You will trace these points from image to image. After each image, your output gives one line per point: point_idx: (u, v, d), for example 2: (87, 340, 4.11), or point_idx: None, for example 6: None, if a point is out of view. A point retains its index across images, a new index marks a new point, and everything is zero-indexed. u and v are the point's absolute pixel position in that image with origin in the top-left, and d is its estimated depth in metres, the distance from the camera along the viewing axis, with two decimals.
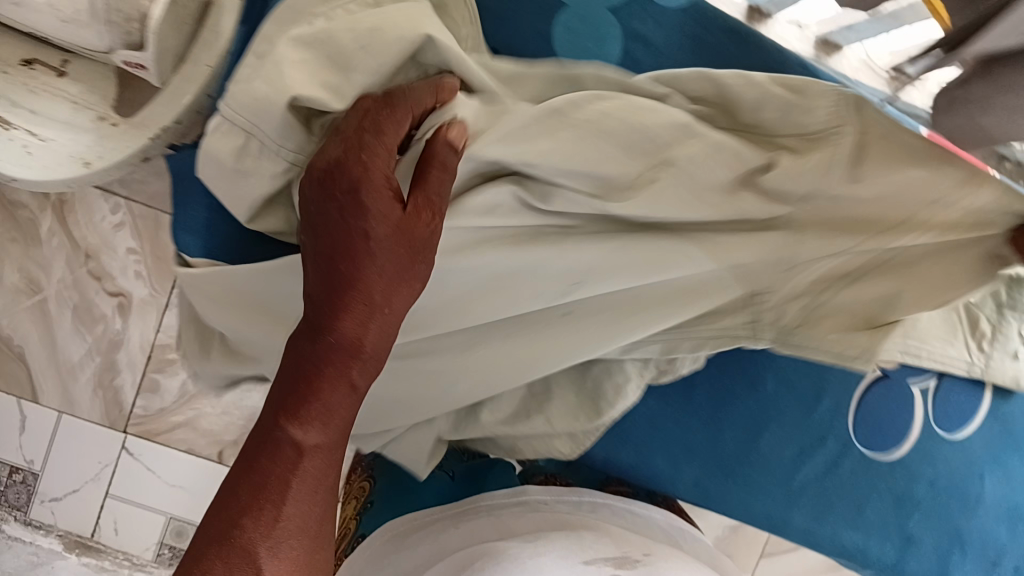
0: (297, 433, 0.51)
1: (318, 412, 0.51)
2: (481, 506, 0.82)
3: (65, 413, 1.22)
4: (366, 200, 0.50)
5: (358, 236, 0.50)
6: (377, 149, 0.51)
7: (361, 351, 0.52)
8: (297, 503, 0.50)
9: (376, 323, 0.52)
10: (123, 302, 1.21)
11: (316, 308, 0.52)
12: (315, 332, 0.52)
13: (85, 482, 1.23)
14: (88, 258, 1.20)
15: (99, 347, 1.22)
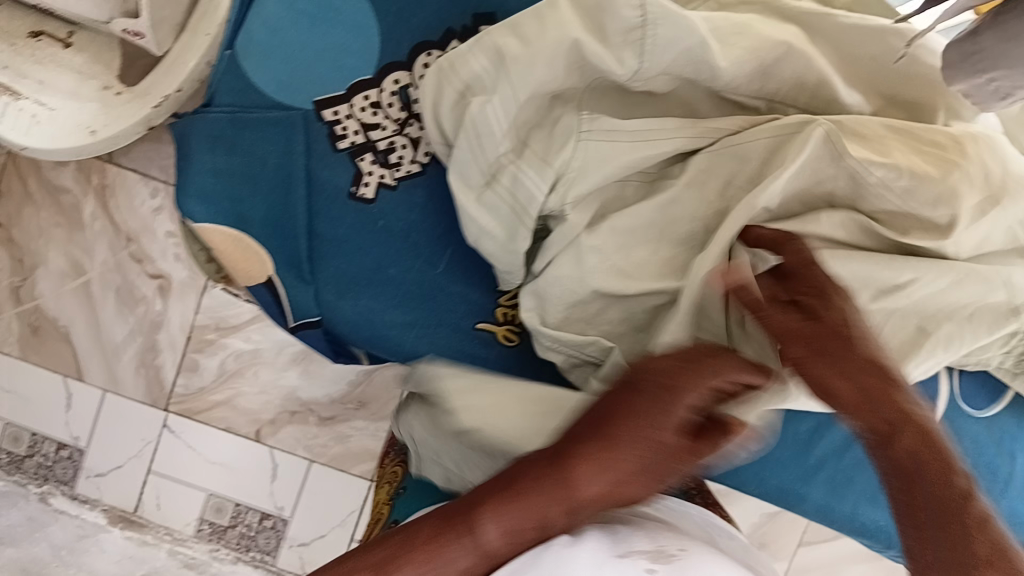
0: (490, 530, 0.54)
1: (512, 517, 0.54)
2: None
3: (109, 391, 1.26)
4: (666, 421, 0.55)
5: (630, 423, 0.56)
6: (694, 390, 0.56)
7: (570, 503, 0.55)
8: (462, 558, 0.54)
9: (571, 502, 0.55)
10: (163, 284, 1.24)
11: (543, 475, 0.56)
12: (536, 482, 0.55)
13: (128, 458, 1.27)
14: (129, 241, 1.24)
15: (141, 328, 1.25)
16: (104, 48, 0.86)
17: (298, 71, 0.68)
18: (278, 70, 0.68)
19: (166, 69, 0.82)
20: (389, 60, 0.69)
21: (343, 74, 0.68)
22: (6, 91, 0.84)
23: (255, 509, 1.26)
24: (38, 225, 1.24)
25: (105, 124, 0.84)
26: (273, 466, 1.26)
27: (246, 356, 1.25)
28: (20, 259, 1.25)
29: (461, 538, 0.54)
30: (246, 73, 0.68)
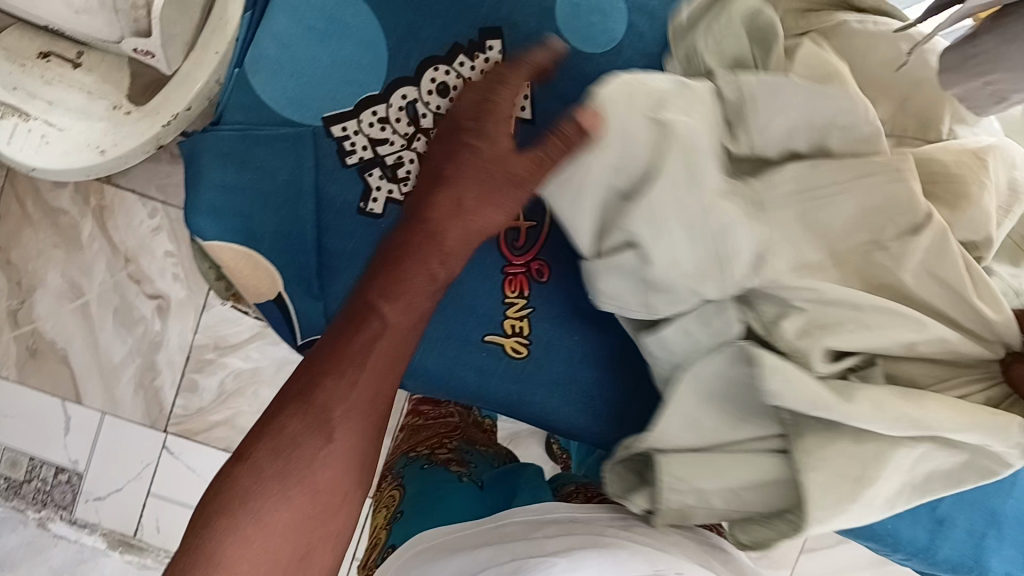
0: (336, 389, 0.48)
1: (405, 293, 0.50)
2: (509, 525, 0.65)
3: (108, 413, 1.25)
4: (485, 129, 0.50)
5: (477, 150, 0.50)
6: (508, 102, 0.51)
7: (395, 335, 0.50)
8: (367, 379, 0.49)
9: (410, 311, 0.50)
10: (161, 304, 1.24)
11: (408, 232, 0.51)
12: (412, 245, 0.50)
13: (128, 480, 1.26)
14: (127, 262, 1.23)
15: (140, 348, 1.25)
16: (113, 68, 0.85)
17: (308, 86, 0.68)
18: (286, 84, 0.68)
19: (175, 86, 0.79)
20: (396, 76, 0.68)
21: (351, 90, 0.68)
22: (17, 114, 0.83)
23: None
24: (36, 246, 1.24)
25: (115, 143, 0.82)
26: None
27: (245, 375, 1.24)
28: (17, 280, 1.24)
29: (369, 319, 0.49)
30: (254, 87, 0.68)
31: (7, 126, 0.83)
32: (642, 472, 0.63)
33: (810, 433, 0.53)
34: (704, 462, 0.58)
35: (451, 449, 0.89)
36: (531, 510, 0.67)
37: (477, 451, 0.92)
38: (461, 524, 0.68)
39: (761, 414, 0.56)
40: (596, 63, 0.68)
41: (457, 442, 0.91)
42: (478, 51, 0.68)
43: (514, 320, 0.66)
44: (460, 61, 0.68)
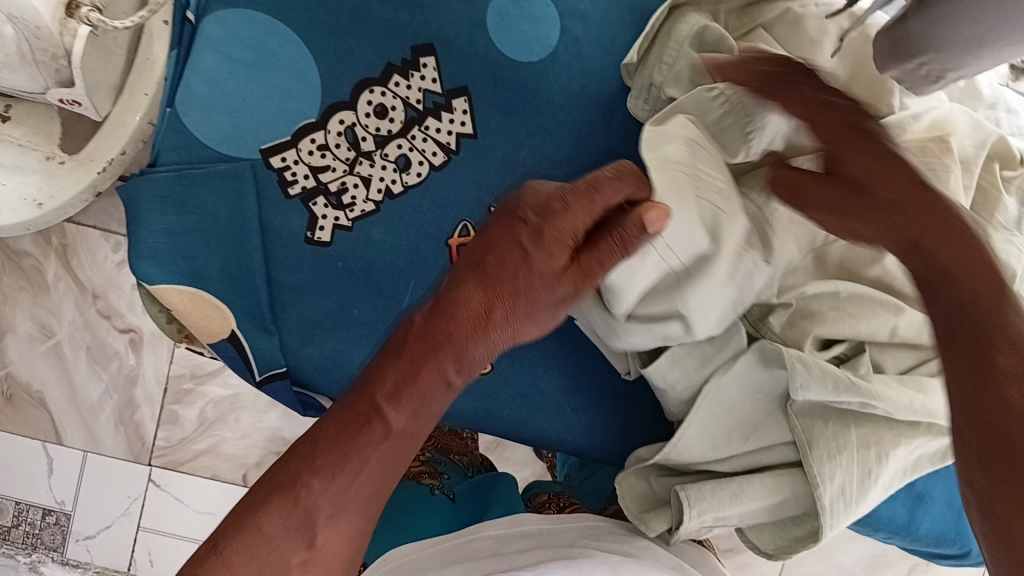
0: (321, 489, 0.44)
1: (411, 396, 0.47)
2: (479, 540, 0.69)
3: (90, 452, 1.24)
4: (537, 254, 0.48)
5: (524, 270, 0.48)
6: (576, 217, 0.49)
7: (409, 436, 0.47)
8: (362, 474, 0.45)
9: (417, 412, 0.47)
10: (134, 337, 1.23)
11: (440, 333, 0.47)
12: (438, 345, 0.47)
13: (116, 516, 1.25)
14: (95, 299, 1.22)
15: (116, 385, 1.24)
16: (43, 118, 0.79)
17: (241, 121, 0.68)
18: (219, 121, 0.68)
19: (108, 131, 0.79)
20: (332, 101, 0.69)
21: (287, 121, 0.69)
22: None
23: None
24: (2, 291, 1.22)
25: (54, 195, 0.81)
26: None
27: (225, 402, 1.24)
28: None
29: (370, 422, 0.46)
30: (187, 127, 0.67)
31: None
32: (657, 491, 0.62)
33: (821, 444, 0.55)
34: (725, 484, 0.57)
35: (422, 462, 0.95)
36: (500, 525, 0.71)
37: (449, 461, 0.98)
38: (433, 540, 0.72)
39: (774, 424, 0.58)
40: (531, 71, 0.69)
41: (428, 453, 0.97)
42: (412, 70, 0.69)
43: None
44: (393, 82, 0.69)
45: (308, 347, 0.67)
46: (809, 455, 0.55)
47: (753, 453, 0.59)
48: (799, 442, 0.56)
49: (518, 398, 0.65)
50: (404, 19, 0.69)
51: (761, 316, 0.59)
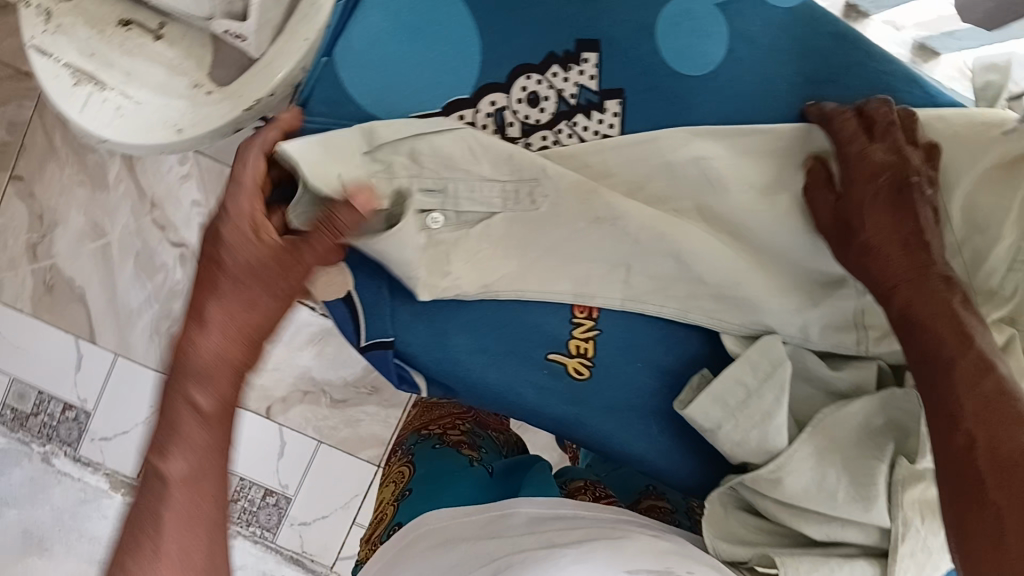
0: (171, 466, 0.49)
1: (181, 445, 0.50)
2: (513, 516, 0.70)
3: (120, 356, 1.24)
4: (275, 284, 0.53)
5: (242, 317, 0.53)
6: (237, 182, 0.52)
7: (204, 493, 0.50)
8: (170, 550, 0.47)
9: (190, 450, 0.50)
10: (184, 253, 1.22)
11: (160, 423, 0.52)
12: (182, 408, 0.51)
13: (134, 424, 1.25)
14: (153, 207, 1.21)
15: (158, 296, 1.23)
16: (198, 41, 0.69)
17: (394, 84, 0.63)
18: (373, 78, 0.62)
19: (254, 72, 0.64)
20: (486, 81, 0.64)
21: (439, 93, 0.64)
22: (92, 81, 0.67)
23: (260, 484, 1.28)
24: (60, 181, 1.21)
25: (194, 123, 0.65)
26: (281, 445, 1.28)
27: None
28: (39, 214, 1.22)
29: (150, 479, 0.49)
30: (341, 82, 0.62)
31: (81, 96, 0.67)
32: (730, 529, 0.60)
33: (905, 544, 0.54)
34: (817, 564, 0.55)
35: (463, 431, 0.89)
36: (535, 504, 0.71)
37: (489, 435, 0.91)
38: (468, 513, 0.72)
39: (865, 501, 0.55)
40: (691, 83, 0.64)
41: (470, 423, 0.91)
42: (573, 64, 0.64)
43: (580, 341, 0.63)
44: (551, 72, 0.64)
45: (409, 312, 0.62)
46: (897, 548, 0.54)
47: (843, 525, 0.57)
48: (894, 530, 0.54)
49: (609, 409, 0.63)
50: (573, 13, 0.64)
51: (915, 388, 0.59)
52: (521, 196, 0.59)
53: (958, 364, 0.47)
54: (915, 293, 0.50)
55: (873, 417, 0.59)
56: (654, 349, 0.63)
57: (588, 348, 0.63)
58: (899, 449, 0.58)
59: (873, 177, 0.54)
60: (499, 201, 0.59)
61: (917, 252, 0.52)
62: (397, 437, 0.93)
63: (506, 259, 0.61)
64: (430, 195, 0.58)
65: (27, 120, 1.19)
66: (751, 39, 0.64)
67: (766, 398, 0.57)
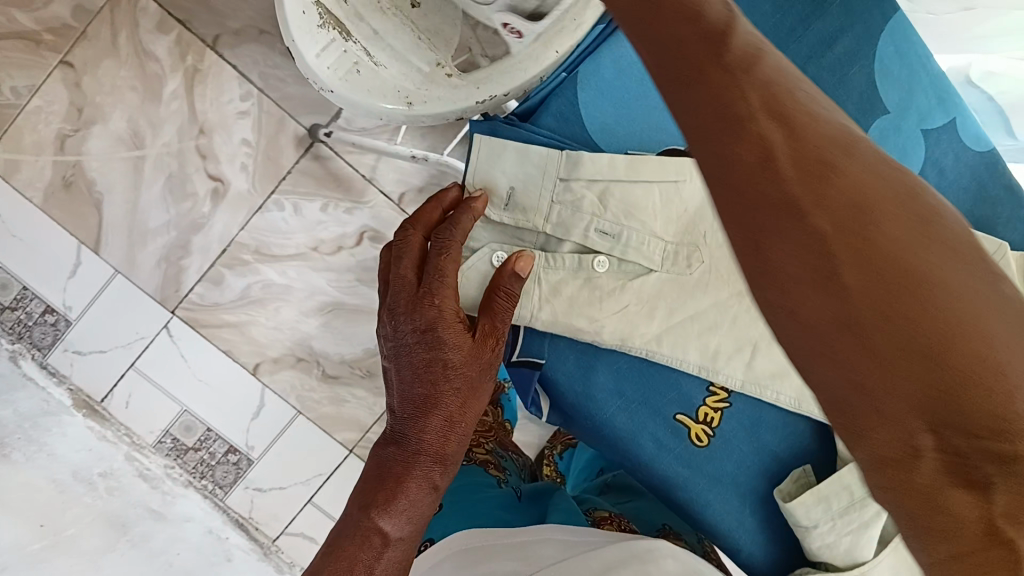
0: (386, 525, 0.54)
1: (404, 509, 0.55)
2: (544, 543, 0.70)
3: (121, 273, 1.19)
4: (481, 353, 0.57)
5: (456, 398, 0.57)
6: (444, 273, 0.57)
7: (411, 533, 0.56)
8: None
9: (408, 517, 0.55)
10: (219, 188, 1.17)
11: (377, 482, 0.56)
12: (406, 471, 0.57)
13: (114, 346, 1.21)
14: (201, 134, 1.16)
15: (178, 223, 1.18)
16: (450, 16, 0.69)
17: (623, 122, 0.70)
18: (605, 108, 0.69)
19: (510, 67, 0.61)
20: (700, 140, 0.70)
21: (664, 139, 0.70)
22: (339, 29, 0.62)
23: (224, 440, 1.24)
24: (111, 80, 1.15)
25: (428, 100, 0.62)
26: (257, 405, 1.23)
27: (274, 288, 1.20)
28: (78, 107, 1.15)
29: (370, 535, 0.53)
30: (578, 101, 0.68)
31: (324, 38, 0.61)
32: None
33: None
34: None
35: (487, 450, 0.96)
36: (566, 532, 0.73)
37: (507, 457, 0.99)
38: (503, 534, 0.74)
39: None
40: None
41: (491, 442, 0.99)
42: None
43: (710, 409, 0.61)
44: None
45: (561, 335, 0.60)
46: None
47: None
48: None
49: (714, 480, 0.61)
50: None
51: None
52: (679, 258, 0.59)
53: (920, 236, 0.35)
54: (876, 276, 0.34)
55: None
56: (774, 438, 0.61)
57: (715, 417, 0.61)
58: None
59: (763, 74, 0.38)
60: (659, 259, 0.58)
61: (767, 91, 0.38)
62: None
63: (648, 315, 0.58)
64: (604, 237, 0.58)
65: (96, 8, 1.13)
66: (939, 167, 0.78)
67: (870, 508, 0.56)
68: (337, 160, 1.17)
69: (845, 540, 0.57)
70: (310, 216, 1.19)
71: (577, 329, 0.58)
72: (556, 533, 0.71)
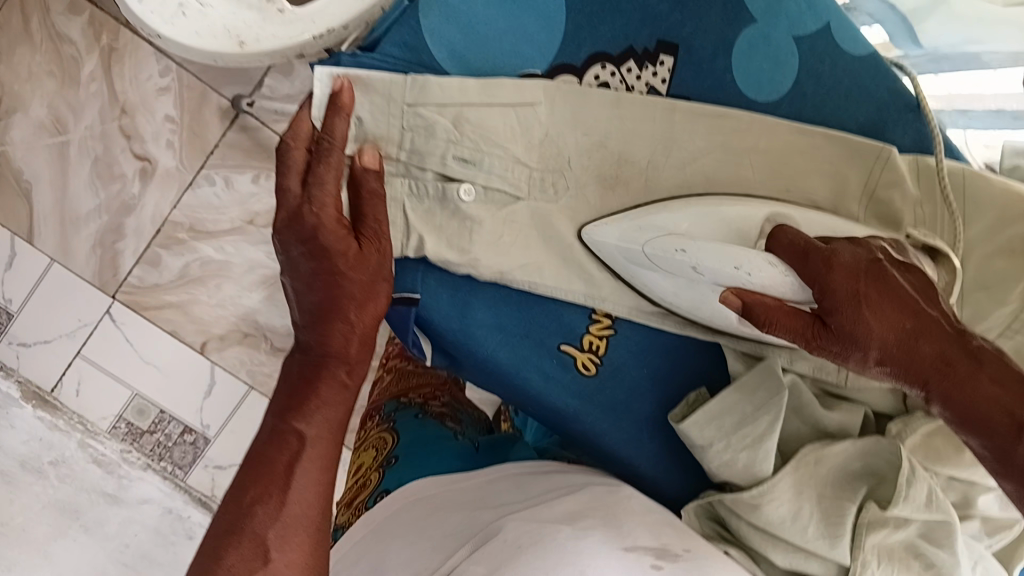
0: (302, 426, 0.50)
1: (319, 408, 0.51)
2: (498, 482, 0.67)
3: (57, 262, 1.19)
4: (366, 254, 0.52)
5: (354, 305, 0.52)
6: (322, 178, 0.51)
7: (335, 432, 0.52)
8: (299, 499, 0.48)
9: (328, 421, 0.51)
10: (146, 167, 1.16)
11: (289, 391, 0.52)
12: (315, 377, 0.52)
13: (58, 335, 1.20)
14: (122, 114, 1.15)
15: (109, 207, 1.17)
16: None
17: (474, 44, 0.57)
18: (451, 34, 0.56)
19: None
20: (561, 61, 0.60)
21: (515, 61, 0.58)
22: None
23: (179, 421, 1.22)
24: (28, 67, 1.14)
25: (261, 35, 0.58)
26: (208, 383, 1.22)
27: (213, 265, 1.19)
28: None
29: (286, 436, 0.50)
30: (421, 28, 0.55)
31: None
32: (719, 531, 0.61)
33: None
34: None
35: (442, 404, 0.89)
36: (522, 468, 0.70)
37: (463, 414, 0.91)
38: (444, 479, 0.69)
39: (834, 529, 0.56)
40: (754, 107, 0.63)
41: (446, 397, 0.91)
42: (648, 62, 0.61)
43: (594, 337, 0.61)
44: (627, 67, 0.61)
45: (434, 269, 0.58)
46: None
47: (807, 557, 0.57)
48: (853, 570, 0.54)
49: (611, 410, 0.61)
50: (663, 10, 0.61)
51: (898, 432, 0.59)
52: (546, 185, 0.58)
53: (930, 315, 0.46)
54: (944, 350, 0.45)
55: (853, 460, 0.59)
56: (661, 359, 0.62)
57: (602, 345, 0.61)
58: (872, 496, 0.58)
59: (926, 340, 0.45)
60: (526, 186, 0.58)
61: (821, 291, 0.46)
62: (372, 402, 0.91)
63: (520, 246, 0.58)
64: (465, 166, 0.55)
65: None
66: (820, 75, 0.63)
67: (761, 424, 0.56)
68: (264, 130, 1.15)
69: (739, 466, 0.56)
70: (242, 189, 1.17)
71: (445, 261, 0.56)
72: (505, 469, 0.69)
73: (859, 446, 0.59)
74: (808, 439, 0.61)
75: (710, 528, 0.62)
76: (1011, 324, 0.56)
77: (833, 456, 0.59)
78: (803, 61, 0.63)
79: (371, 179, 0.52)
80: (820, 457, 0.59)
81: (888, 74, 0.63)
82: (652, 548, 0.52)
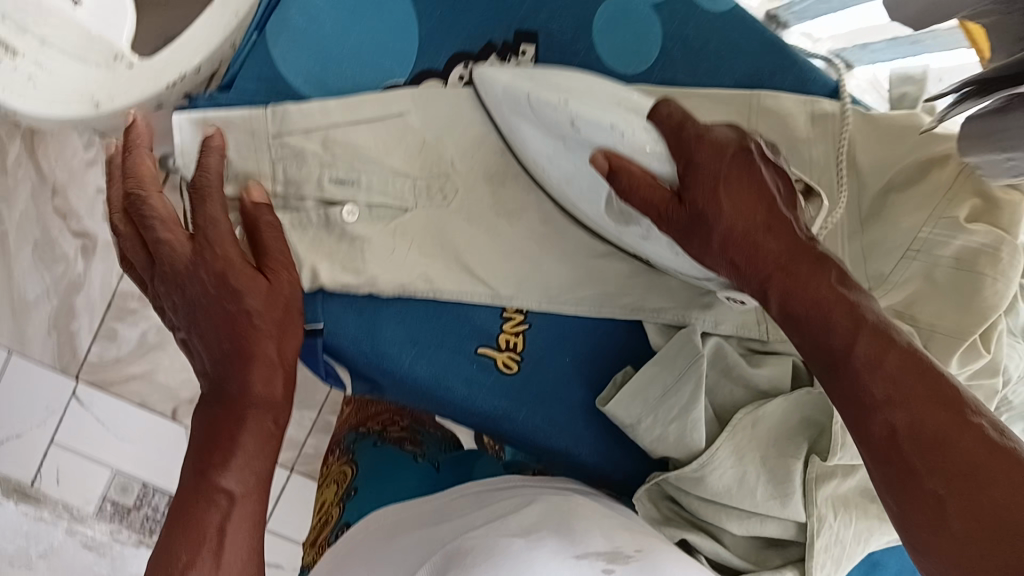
0: (225, 481, 0.52)
1: (241, 461, 0.52)
2: (459, 499, 0.64)
3: (14, 352, 1.17)
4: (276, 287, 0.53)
5: (271, 343, 0.53)
6: (216, 220, 0.53)
7: (263, 479, 0.54)
8: (231, 560, 0.50)
9: (251, 469, 0.53)
10: (87, 244, 1.16)
11: (203, 444, 0.53)
12: (238, 425, 0.53)
13: (28, 427, 1.19)
14: (54, 194, 1.14)
15: (58, 289, 1.17)
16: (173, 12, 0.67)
17: (332, 67, 0.59)
18: (306, 61, 0.58)
19: None
20: (424, 67, 0.61)
21: (376, 75, 0.60)
22: None
23: (162, 491, 1.23)
24: None
25: None
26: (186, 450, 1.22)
27: None
28: None
29: (211, 496, 0.51)
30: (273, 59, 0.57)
31: None
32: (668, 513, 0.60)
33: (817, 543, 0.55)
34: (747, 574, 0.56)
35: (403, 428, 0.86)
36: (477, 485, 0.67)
37: (426, 432, 0.88)
38: (404, 504, 0.67)
39: (784, 489, 0.55)
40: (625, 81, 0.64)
41: (407, 421, 0.87)
42: (510, 55, 0.63)
43: (510, 335, 0.61)
44: (490, 61, 0.62)
45: (332, 296, 0.58)
46: (815, 543, 0.55)
47: (762, 520, 0.56)
48: (809, 525, 0.55)
49: (543, 403, 0.62)
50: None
51: None
52: (434, 191, 0.59)
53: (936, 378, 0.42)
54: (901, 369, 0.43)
55: (790, 416, 0.58)
56: (582, 343, 0.63)
57: (519, 341, 0.61)
58: (814, 448, 0.58)
59: (774, 236, 0.47)
60: (413, 197, 0.59)
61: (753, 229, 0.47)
62: (335, 436, 0.90)
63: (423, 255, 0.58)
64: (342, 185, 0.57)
65: None
66: (689, 40, 0.64)
67: (683, 393, 0.56)
68: None
69: (672, 439, 0.57)
70: None
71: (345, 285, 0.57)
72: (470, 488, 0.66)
73: (791, 398, 0.58)
74: (746, 398, 0.60)
75: (661, 509, 0.61)
76: (912, 246, 0.57)
77: (768, 417, 0.58)
78: (668, 29, 0.64)
79: (264, 213, 0.54)
80: (756, 420, 0.57)
81: (752, 27, 0.64)
82: (602, 556, 0.50)
